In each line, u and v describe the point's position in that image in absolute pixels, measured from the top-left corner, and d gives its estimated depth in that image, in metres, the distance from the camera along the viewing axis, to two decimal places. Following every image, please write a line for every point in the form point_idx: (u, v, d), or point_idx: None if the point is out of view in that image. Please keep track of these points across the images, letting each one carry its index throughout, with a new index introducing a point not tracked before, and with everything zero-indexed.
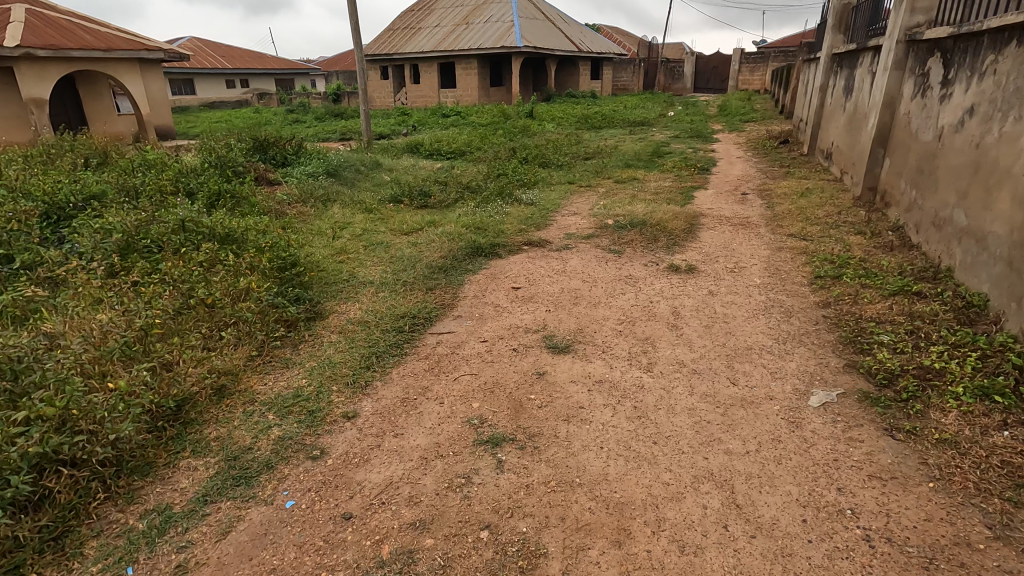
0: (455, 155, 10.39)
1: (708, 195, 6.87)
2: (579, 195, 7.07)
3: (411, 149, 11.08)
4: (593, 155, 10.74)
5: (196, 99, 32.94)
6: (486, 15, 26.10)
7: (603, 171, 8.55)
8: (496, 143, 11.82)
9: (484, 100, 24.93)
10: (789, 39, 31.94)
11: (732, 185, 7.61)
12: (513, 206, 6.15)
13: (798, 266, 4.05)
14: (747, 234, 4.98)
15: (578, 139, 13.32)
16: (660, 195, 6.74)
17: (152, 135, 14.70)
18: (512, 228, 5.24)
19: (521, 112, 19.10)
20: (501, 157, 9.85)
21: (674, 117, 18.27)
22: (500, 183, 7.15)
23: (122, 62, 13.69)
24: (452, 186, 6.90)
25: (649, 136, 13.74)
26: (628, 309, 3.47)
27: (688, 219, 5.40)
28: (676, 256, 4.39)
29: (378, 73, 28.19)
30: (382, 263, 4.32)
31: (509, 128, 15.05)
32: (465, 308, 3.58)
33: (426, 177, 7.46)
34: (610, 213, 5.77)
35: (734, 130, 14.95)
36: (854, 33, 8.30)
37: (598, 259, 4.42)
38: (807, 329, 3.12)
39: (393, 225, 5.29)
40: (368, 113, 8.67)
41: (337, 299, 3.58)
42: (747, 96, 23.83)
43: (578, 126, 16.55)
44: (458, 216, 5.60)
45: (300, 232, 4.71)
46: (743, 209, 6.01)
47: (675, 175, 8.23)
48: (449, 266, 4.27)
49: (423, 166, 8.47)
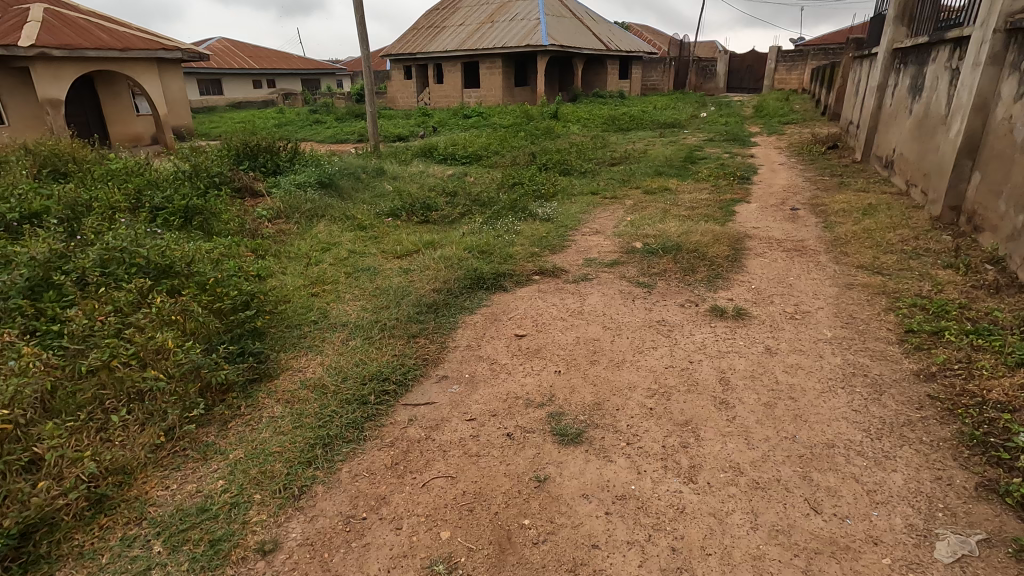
0: (470, 160, 9.71)
1: (752, 211, 6.00)
2: (603, 208, 6.30)
3: (425, 153, 10.43)
4: (620, 160, 9.91)
5: (222, 99, 33.05)
6: (512, 13, 25.39)
7: (631, 180, 7.74)
8: (516, 147, 11.08)
9: (508, 100, 24.23)
10: (830, 36, 30.38)
11: (778, 198, 6.70)
12: (527, 222, 5.42)
13: (878, 313, 3.20)
14: (805, 263, 4.13)
15: (605, 143, 12.48)
16: (696, 210, 5.91)
17: (169, 136, 14.39)
18: (522, 250, 4.51)
19: (545, 112, 18.35)
20: (518, 163, 9.13)
21: (707, 119, 17.27)
22: (515, 194, 6.43)
23: (140, 62, 13.39)
24: (461, 197, 6.21)
25: (681, 140, 12.84)
26: (660, 374, 2.69)
27: (731, 243, 4.58)
28: (718, 294, 3.59)
29: (401, 73, 27.74)
30: (363, 297, 3.62)
31: (532, 130, 14.28)
32: (453, 365, 2.85)
33: (434, 186, 6.78)
34: (637, 233, 4.99)
35: (773, 133, 13.90)
36: (921, 26, 7.31)
37: (623, 296, 3.63)
38: (909, 416, 2.28)
39: (386, 246, 4.60)
40: (375, 116, 8.03)
41: (294, 351, 2.89)
42: (784, 97, 22.61)
43: (605, 128, 15.69)
44: (463, 235, 4.90)
45: (273, 256, 4.07)
46: (795, 229, 5.14)
47: (711, 185, 7.37)
48: (442, 303, 3.54)
49: (433, 173, 7.80)
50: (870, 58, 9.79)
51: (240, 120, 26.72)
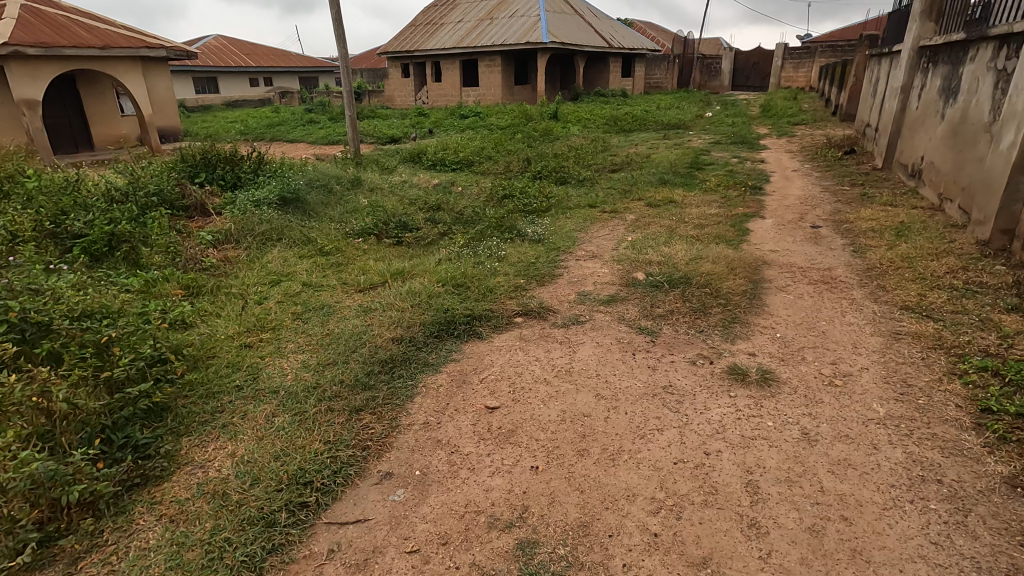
0: (460, 166, 9.09)
1: (767, 229, 5.36)
2: (600, 225, 5.68)
3: (414, 158, 9.81)
4: (621, 166, 9.27)
5: (218, 98, 32.46)
6: (512, 10, 24.72)
7: (633, 190, 7.11)
8: (511, 151, 10.46)
9: (507, 99, 23.59)
10: (837, 34, 29.64)
11: (796, 212, 6.06)
12: (515, 244, 4.80)
13: (939, 378, 2.56)
14: (837, 302, 3.50)
15: (606, 146, 11.85)
16: (706, 227, 5.28)
17: (155, 138, 13.74)
18: (506, 282, 3.89)
19: (545, 112, 17.71)
20: (511, 171, 8.51)
21: (712, 119, 16.62)
22: (504, 209, 5.81)
23: (123, 61, 12.75)
24: (442, 213, 5.60)
25: (686, 142, 12.20)
26: (668, 474, 2.07)
27: (748, 273, 3.95)
28: (737, 347, 2.96)
29: (398, 70, 27.10)
30: (307, 349, 3.01)
31: (530, 132, 13.64)
32: (402, 455, 2.23)
33: (416, 199, 6.18)
34: (639, 259, 4.37)
35: (782, 135, 13.24)
36: (951, 21, 6.65)
37: (622, 348, 3.01)
38: (1011, 560, 1.66)
39: (348, 277, 3.99)
40: (355, 120, 7.40)
41: (201, 435, 2.29)
42: (791, 96, 21.92)
43: (606, 129, 15.03)
44: (439, 262, 4.28)
45: (209, 293, 3.47)
46: (820, 253, 4.50)
47: (720, 196, 6.75)
48: (400, 357, 2.92)
49: (418, 183, 7.19)
50: (891, 56, 9.13)
51: (234, 119, 26.12)
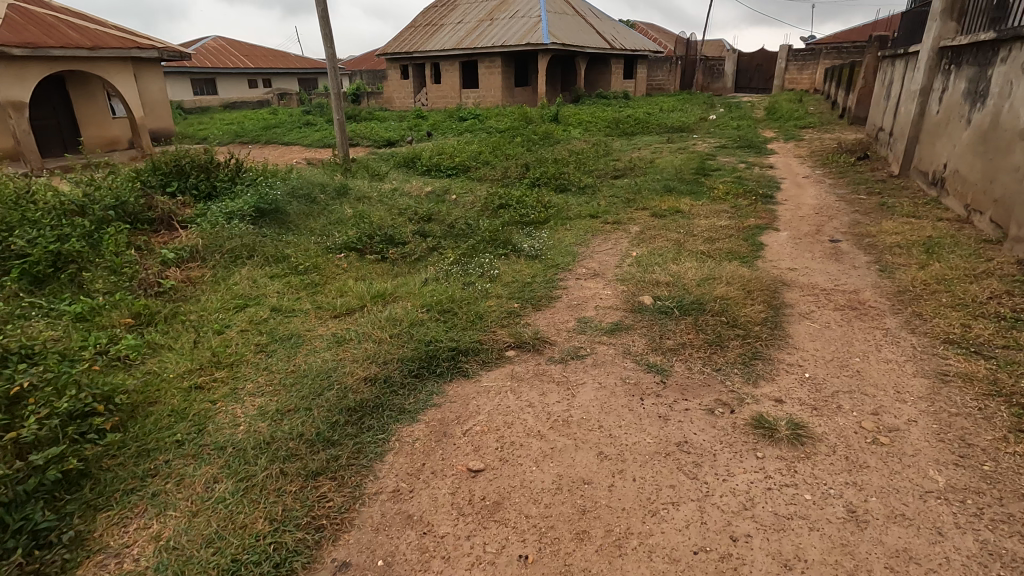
0: (455, 172, 8.71)
1: (783, 244, 4.97)
2: (602, 238, 5.30)
3: (408, 162, 9.44)
4: (624, 172, 8.88)
5: (217, 99, 32.14)
6: (512, 11, 24.37)
7: (637, 199, 6.72)
8: (510, 155, 10.09)
9: (508, 101, 23.23)
10: (842, 36, 29.24)
11: (811, 224, 5.67)
12: (509, 260, 4.42)
13: (1004, 437, 2.17)
14: (869, 334, 3.11)
15: (608, 150, 11.47)
16: (716, 241, 4.90)
17: (147, 141, 13.36)
18: (498, 307, 3.50)
19: (545, 115, 17.34)
20: (509, 177, 8.12)
21: (716, 122, 16.24)
22: (499, 220, 5.43)
23: (113, 62, 12.39)
24: (433, 225, 5.22)
25: (691, 146, 11.82)
26: (686, 570, 1.69)
27: (767, 296, 3.57)
28: (761, 390, 2.57)
29: (398, 72, 26.75)
30: (267, 392, 2.63)
31: (530, 135, 13.27)
32: (363, 538, 1.85)
33: (405, 209, 5.80)
34: (645, 279, 3.98)
35: (789, 138, 12.85)
36: (976, 20, 6.26)
37: (628, 391, 2.62)
38: None
39: (324, 300, 3.61)
40: (344, 124, 7.02)
41: (123, 511, 1.91)
42: (796, 98, 21.53)
43: (608, 132, 14.64)
44: (425, 283, 3.90)
45: (165, 321, 3.10)
46: (844, 272, 4.11)
47: (729, 205, 6.37)
48: (373, 402, 2.53)
49: (410, 190, 6.81)
50: (906, 58, 8.74)
51: (232, 121, 25.79)
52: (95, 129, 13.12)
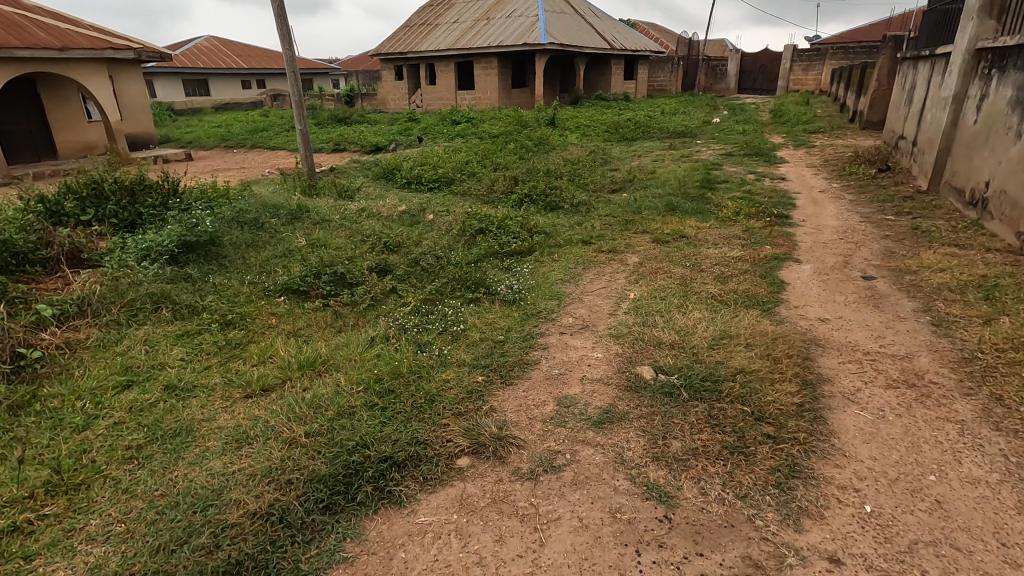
0: (437, 186, 7.95)
1: (808, 281, 4.22)
2: (594, 272, 4.55)
3: (389, 174, 8.71)
4: (623, 185, 8.13)
5: (209, 101, 31.40)
6: (509, 10, 23.66)
7: (636, 220, 5.98)
8: (500, 165, 9.35)
9: (504, 103, 22.49)
10: (848, 35, 28.48)
11: (837, 253, 4.91)
12: (481, 308, 3.66)
13: None
14: (938, 431, 2.36)
15: (607, 158, 10.73)
16: (729, 279, 4.15)
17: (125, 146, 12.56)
18: (456, 383, 2.75)
19: (542, 118, 16.60)
20: (495, 192, 7.37)
21: (721, 126, 15.51)
22: (476, 251, 4.68)
23: (86, 63, 11.60)
24: (396, 257, 4.46)
25: (695, 154, 11.06)
26: None
27: (799, 368, 2.81)
28: (805, 539, 1.83)
29: (392, 73, 26.02)
30: (113, 537, 1.88)
31: (524, 142, 12.53)
32: None
33: (369, 236, 5.04)
34: (645, 337, 3.23)
35: (799, 144, 12.11)
36: (1021, 17, 5.49)
37: (618, 537, 1.87)
38: None
39: (239, 371, 2.86)
40: (308, 135, 6.27)
41: None
42: (803, 100, 20.73)
43: (607, 138, 13.88)
44: (372, 343, 3.14)
45: (7, 416, 2.38)
46: (889, 327, 3.35)
47: (740, 228, 5.61)
48: (254, 561, 1.78)
49: (381, 210, 6.07)
50: (934, 59, 7.95)
51: (221, 123, 25.10)
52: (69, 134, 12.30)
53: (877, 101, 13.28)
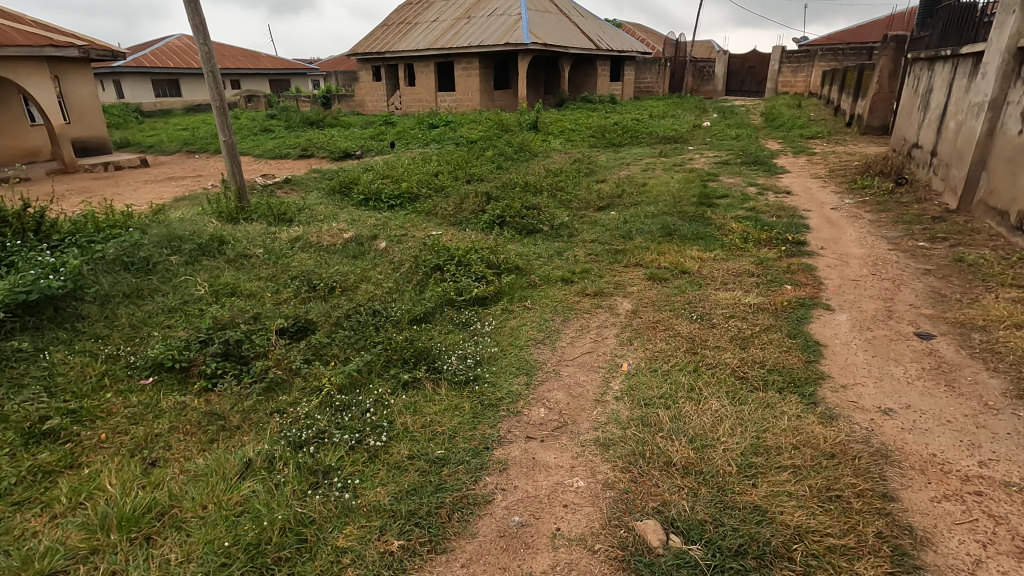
0: (398, 205, 6.95)
1: (850, 341, 3.29)
2: (575, 327, 3.59)
3: (345, 188, 7.68)
4: (610, 201, 7.21)
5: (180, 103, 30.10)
6: (490, 9, 22.72)
7: (626, 250, 5.04)
8: (474, 177, 8.39)
9: (486, 105, 21.54)
10: (836, 38, 28.04)
11: (874, 296, 4.01)
12: (421, 396, 2.66)
13: None
14: None
15: (592, 167, 9.82)
16: (750, 341, 3.20)
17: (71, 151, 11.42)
18: (357, 559, 1.77)
19: (525, 122, 15.67)
20: (464, 212, 6.39)
21: (712, 130, 14.74)
22: (427, 300, 3.69)
23: (23, 62, 10.38)
24: (322, 310, 3.45)
25: (688, 163, 10.17)
26: None
27: (880, 522, 1.87)
28: None
29: (369, 73, 24.94)
30: None
31: (504, 149, 11.57)
32: None
33: (296, 277, 4.02)
34: (646, 451, 2.26)
35: (797, 151, 11.31)
36: None
37: None
38: None
39: (24, 534, 1.86)
40: (234, 148, 5.22)
41: None
42: (795, 102, 20.08)
43: (592, 144, 12.97)
44: (250, 470, 2.14)
45: None
46: (980, 429, 2.43)
47: (751, 261, 4.69)
48: None
49: (321, 238, 5.05)
50: (957, 60, 7.12)
51: (189, 125, 23.83)
52: (10, 140, 11.12)
53: (878, 105, 12.56)
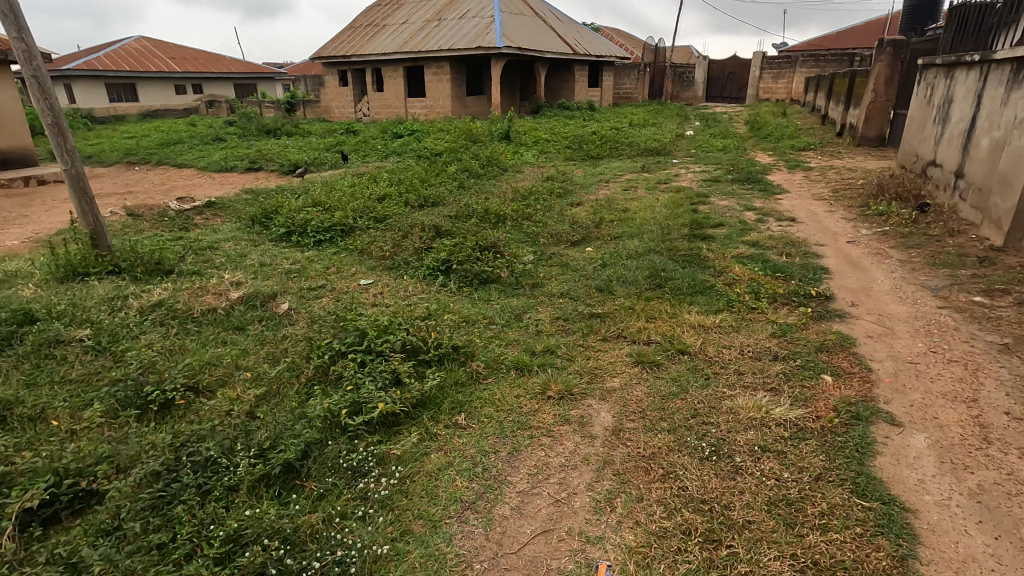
0: (327, 241, 5.67)
1: (948, 502, 2.13)
2: (529, 466, 2.38)
3: (267, 215, 6.37)
4: (586, 231, 6.05)
5: (134, 108, 28.35)
6: (462, 10, 21.56)
7: (604, 312, 3.86)
8: (429, 201, 7.18)
9: (458, 112, 20.34)
10: (817, 44, 27.54)
11: (948, 394, 2.87)
12: None
13: None
14: None
15: (567, 186, 8.66)
16: (798, 512, 2.03)
17: None
18: None
19: (497, 131, 14.52)
20: (403, 251, 5.14)
21: (696, 141, 13.75)
22: (304, 423, 2.43)
23: None
24: (124, 457, 2.17)
25: (674, 180, 9.08)
26: None
27: None
28: None
29: (335, 78, 23.54)
30: None
31: (469, 163, 10.38)
32: None
33: (120, 380, 2.74)
34: None
35: (791, 165, 10.31)
36: None
37: None
38: None
39: None
40: (83, 178, 3.96)
41: None
42: (779, 110, 19.29)
43: (568, 156, 11.85)
44: None
45: None
46: None
47: (769, 331, 3.53)
48: None
49: (197, 299, 3.76)
50: (986, 66, 6.11)
51: (139, 133, 22.18)
52: None
53: (874, 115, 11.68)
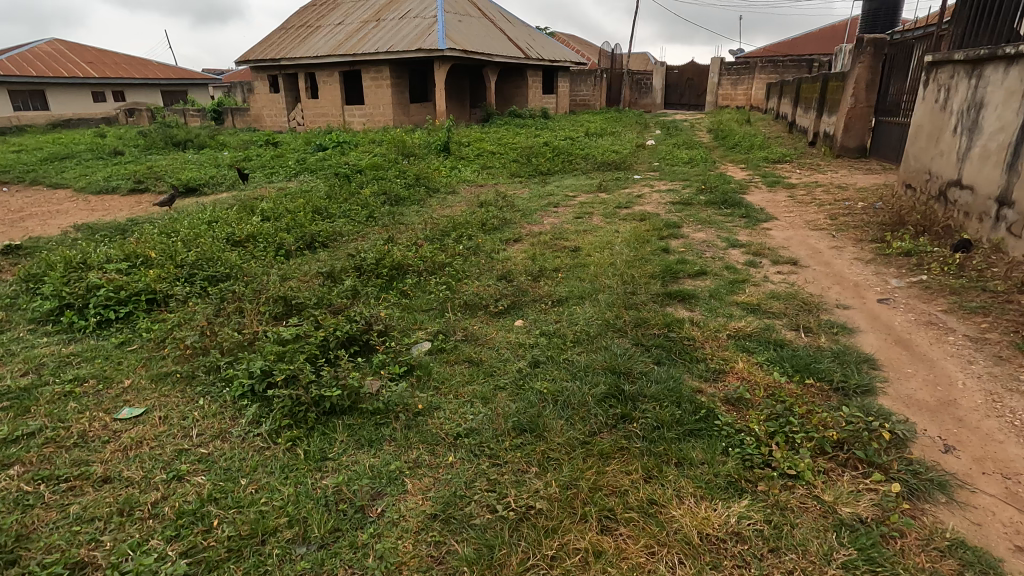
0: (117, 322, 3.68)
1: None
2: None
3: (48, 273, 4.31)
4: (515, 288, 4.25)
5: (37, 117, 25.17)
6: (402, 10, 19.66)
7: (522, 502, 2.05)
8: (307, 245, 5.28)
9: (400, 121, 18.39)
10: (772, 51, 26.86)
11: None
12: None
13: None
14: None
15: (503, 213, 6.87)
16: None
17: None
18: None
19: (435, 142, 12.66)
20: (218, 345, 3.21)
21: (659, 151, 12.24)
22: None
23: None
24: None
25: (637, 204, 7.41)
26: None
27: None
28: None
29: (263, 83, 21.23)
30: None
31: (389, 183, 8.47)
32: None
33: None
34: None
35: (770, 181, 8.83)
36: None
37: None
38: None
39: None
40: None
41: None
42: (741, 117, 18.11)
43: (513, 172, 10.09)
44: None
45: None
46: None
47: (832, 556, 1.82)
48: None
49: None
50: None
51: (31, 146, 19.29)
52: None
53: (854, 123, 10.32)
